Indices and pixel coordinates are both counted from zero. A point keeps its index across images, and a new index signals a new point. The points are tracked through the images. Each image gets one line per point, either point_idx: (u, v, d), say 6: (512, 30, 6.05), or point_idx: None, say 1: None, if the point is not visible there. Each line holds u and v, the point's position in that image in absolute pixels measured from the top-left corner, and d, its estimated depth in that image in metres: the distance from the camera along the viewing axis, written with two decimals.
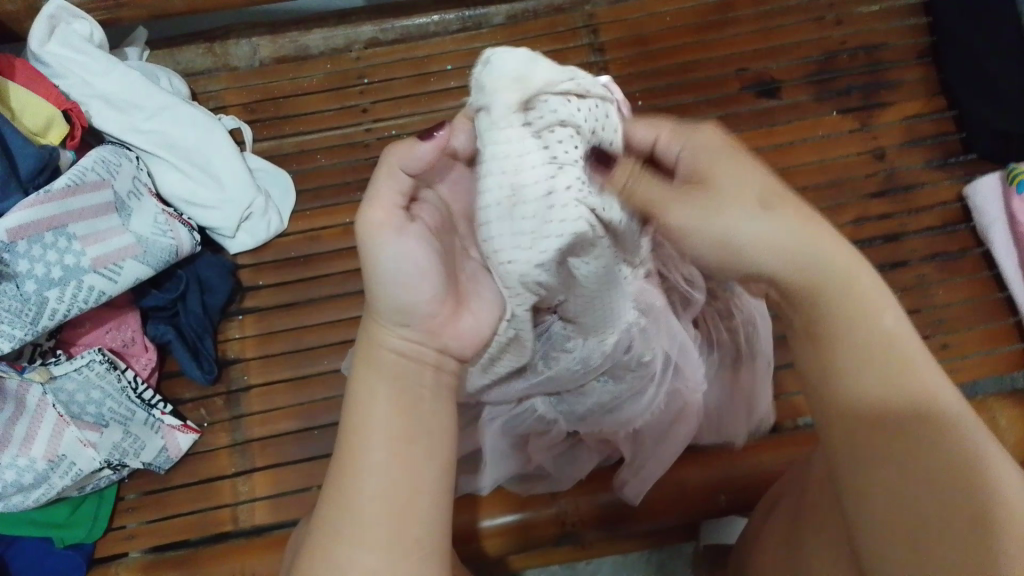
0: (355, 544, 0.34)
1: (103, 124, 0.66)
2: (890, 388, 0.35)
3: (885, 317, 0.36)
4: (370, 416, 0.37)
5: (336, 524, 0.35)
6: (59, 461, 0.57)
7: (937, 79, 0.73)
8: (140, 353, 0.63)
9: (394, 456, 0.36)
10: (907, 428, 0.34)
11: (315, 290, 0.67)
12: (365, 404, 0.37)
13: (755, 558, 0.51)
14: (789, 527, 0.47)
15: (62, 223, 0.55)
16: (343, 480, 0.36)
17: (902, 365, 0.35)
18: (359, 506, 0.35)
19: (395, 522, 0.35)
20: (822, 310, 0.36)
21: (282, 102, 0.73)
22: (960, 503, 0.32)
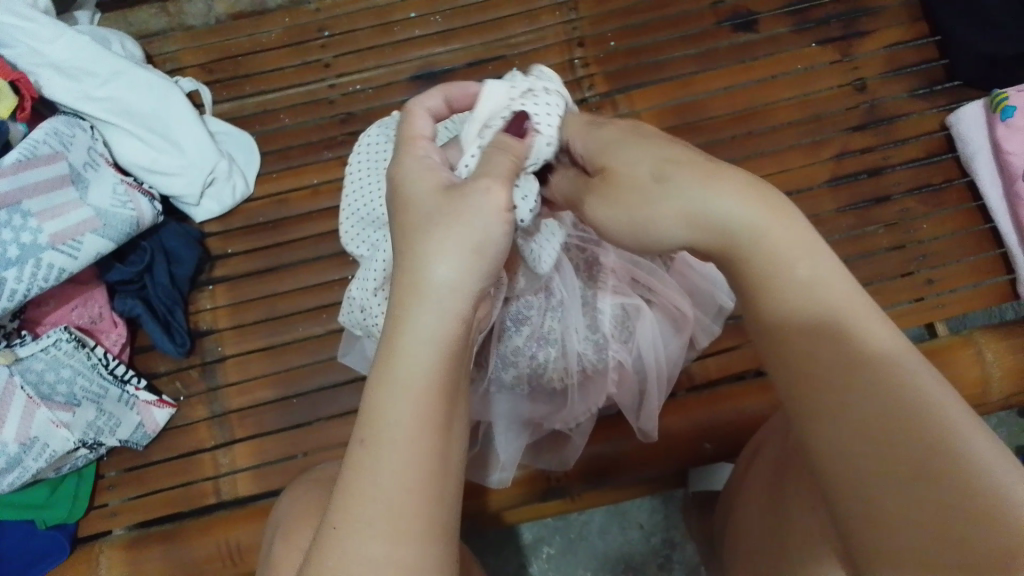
0: (364, 534, 0.29)
1: (53, 93, 0.62)
2: (854, 331, 0.31)
3: (818, 257, 0.32)
4: (388, 404, 0.30)
5: (344, 517, 0.29)
6: (32, 443, 0.55)
7: (919, 4, 0.71)
8: (110, 329, 0.62)
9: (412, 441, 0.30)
10: (871, 377, 0.30)
11: (287, 255, 0.66)
12: (385, 396, 0.30)
13: (741, 507, 0.50)
14: (776, 474, 0.46)
15: (15, 200, 0.53)
16: (355, 471, 0.30)
17: (853, 302, 0.31)
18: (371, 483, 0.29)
19: (410, 503, 0.29)
20: (757, 262, 0.32)
21: (240, 61, 0.71)
22: (934, 481, 0.28)
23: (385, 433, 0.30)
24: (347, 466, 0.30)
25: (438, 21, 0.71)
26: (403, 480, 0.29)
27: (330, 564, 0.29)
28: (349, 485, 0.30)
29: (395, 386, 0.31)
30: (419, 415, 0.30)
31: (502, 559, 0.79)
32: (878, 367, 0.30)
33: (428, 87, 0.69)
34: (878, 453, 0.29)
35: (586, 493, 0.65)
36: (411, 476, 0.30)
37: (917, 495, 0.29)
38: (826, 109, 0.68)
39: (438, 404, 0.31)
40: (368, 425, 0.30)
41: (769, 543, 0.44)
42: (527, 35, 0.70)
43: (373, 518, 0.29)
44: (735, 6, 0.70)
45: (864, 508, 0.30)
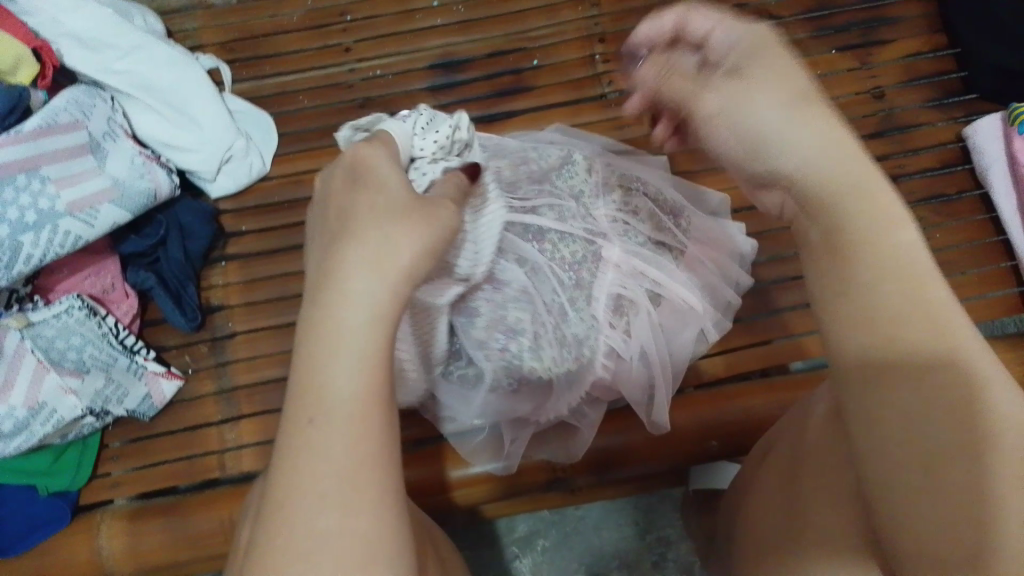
0: (311, 496, 0.27)
1: (74, 63, 0.63)
2: (914, 327, 0.31)
3: (908, 233, 0.32)
4: (335, 377, 0.28)
5: (282, 489, 0.27)
6: (40, 408, 0.56)
7: (938, 16, 0.71)
8: (121, 300, 0.62)
9: (358, 425, 0.27)
10: (907, 372, 0.30)
11: (299, 236, 0.66)
12: (325, 366, 0.28)
13: (750, 506, 0.50)
14: (787, 475, 0.46)
15: (34, 165, 0.54)
16: (290, 433, 0.28)
17: (920, 284, 0.31)
18: (322, 458, 0.27)
19: (354, 475, 0.27)
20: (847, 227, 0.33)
21: (262, 41, 0.71)
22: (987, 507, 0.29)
23: (331, 401, 0.27)
24: (290, 430, 0.28)
25: (460, 10, 0.71)
26: (347, 451, 0.27)
27: (272, 531, 0.27)
28: (297, 454, 0.27)
29: (335, 356, 0.28)
30: (362, 389, 0.28)
31: (498, 550, 0.79)
32: (922, 360, 0.30)
33: (447, 76, 0.70)
34: (912, 447, 0.30)
35: (588, 485, 0.65)
36: (359, 447, 0.27)
37: (961, 502, 0.29)
38: (842, 116, 0.69)
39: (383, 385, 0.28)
40: (303, 394, 0.28)
41: (782, 536, 0.44)
42: (547, 28, 0.71)
43: (323, 484, 0.27)
44: (756, 9, 0.71)
45: (892, 494, 0.31)
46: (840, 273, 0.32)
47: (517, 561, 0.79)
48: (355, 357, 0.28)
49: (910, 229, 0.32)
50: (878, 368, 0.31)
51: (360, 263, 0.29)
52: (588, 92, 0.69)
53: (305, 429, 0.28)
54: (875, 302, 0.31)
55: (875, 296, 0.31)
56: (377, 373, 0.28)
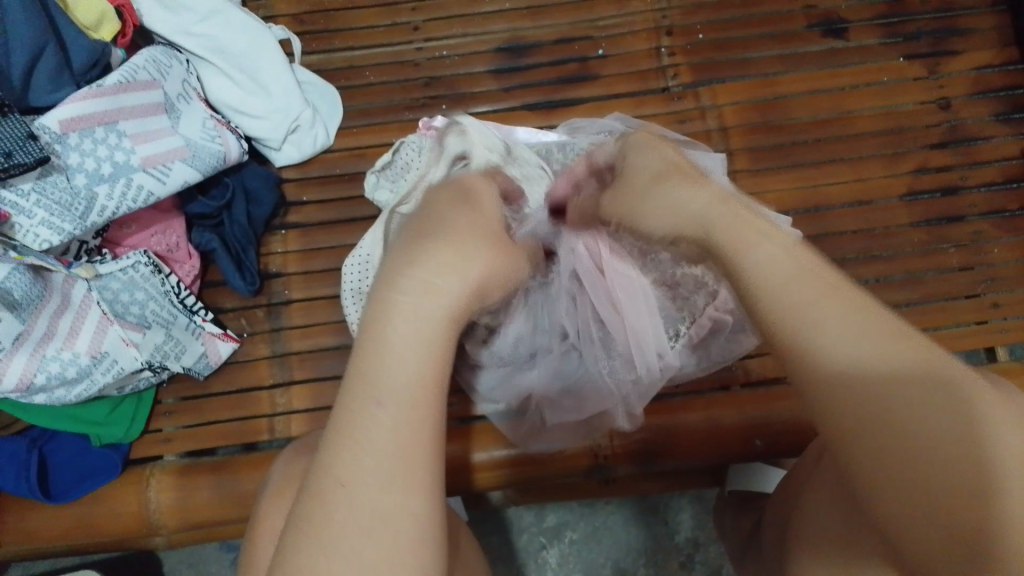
0: (364, 479, 0.28)
1: (154, 24, 0.64)
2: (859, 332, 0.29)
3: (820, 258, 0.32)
4: (387, 359, 0.29)
5: (327, 475, 0.28)
6: (102, 358, 0.57)
7: (1011, 30, 0.70)
8: (184, 260, 0.63)
9: (410, 418, 0.28)
10: (882, 391, 0.28)
11: (359, 209, 0.66)
12: (380, 343, 0.29)
13: (802, 501, 0.49)
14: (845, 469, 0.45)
15: (113, 119, 0.55)
16: (343, 416, 0.29)
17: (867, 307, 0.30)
18: (361, 451, 0.28)
19: (404, 459, 0.28)
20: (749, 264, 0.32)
21: (332, 15, 0.72)
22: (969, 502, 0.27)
23: (378, 390, 0.29)
24: (337, 413, 0.29)
25: None
26: (400, 435, 0.28)
27: (308, 517, 0.28)
28: (340, 440, 0.28)
29: (386, 348, 0.29)
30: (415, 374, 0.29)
31: (526, 537, 0.80)
32: (906, 376, 0.28)
33: (513, 61, 0.70)
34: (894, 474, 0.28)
35: (628, 475, 0.65)
36: (405, 435, 0.28)
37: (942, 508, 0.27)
38: (907, 124, 0.68)
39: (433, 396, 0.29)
40: (358, 380, 0.29)
41: (837, 530, 0.44)
42: (616, 18, 0.71)
43: (372, 469, 0.28)
44: (827, 11, 0.71)
45: (904, 501, 0.28)
46: (787, 301, 0.31)
47: (545, 549, 0.79)
48: (415, 343, 0.29)
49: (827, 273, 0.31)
50: (887, 380, 0.28)
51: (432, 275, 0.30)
52: (652, 85, 0.69)
53: (346, 420, 0.29)
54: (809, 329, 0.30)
55: (800, 327, 0.30)
56: (432, 358, 0.29)
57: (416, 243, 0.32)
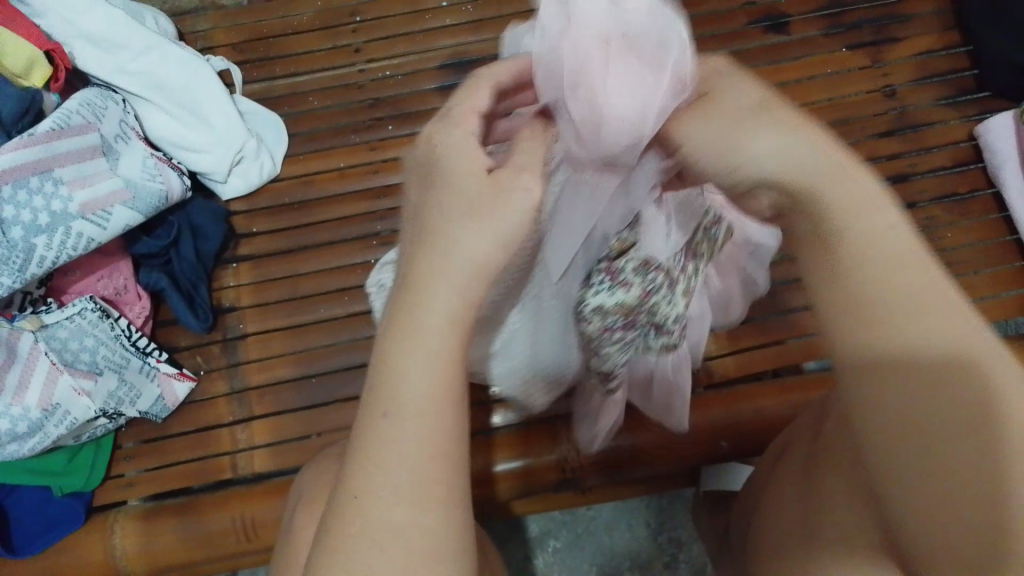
0: (376, 495, 0.27)
1: (87, 65, 0.63)
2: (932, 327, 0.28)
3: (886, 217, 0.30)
4: (406, 379, 0.28)
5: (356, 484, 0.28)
6: (53, 409, 0.56)
7: (951, 13, 0.71)
8: (134, 301, 0.62)
9: (425, 428, 0.27)
10: (944, 380, 0.28)
11: (310, 237, 0.66)
12: (400, 360, 0.28)
13: (768, 503, 0.50)
14: (807, 468, 0.46)
15: (47, 167, 0.54)
16: (361, 444, 0.28)
17: (927, 301, 0.29)
18: (388, 476, 0.27)
19: (426, 473, 0.27)
20: (846, 228, 0.30)
21: (272, 42, 0.71)
22: (979, 497, 0.27)
23: (386, 416, 0.28)
24: (358, 432, 0.28)
25: (470, 10, 0.71)
26: (424, 457, 0.27)
27: (333, 538, 0.27)
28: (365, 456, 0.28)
29: (412, 358, 0.28)
30: (430, 383, 0.28)
31: (509, 551, 0.79)
32: (927, 365, 0.28)
33: (457, 76, 0.69)
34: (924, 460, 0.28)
35: (599, 485, 0.65)
36: (430, 452, 0.27)
37: (944, 483, 0.28)
38: (854, 114, 0.68)
39: (452, 400, 0.28)
40: (372, 402, 0.28)
41: (802, 524, 0.45)
42: None
43: (391, 486, 0.27)
44: (766, 7, 0.71)
45: (912, 494, 0.29)
46: (848, 292, 0.30)
47: (528, 562, 0.79)
48: (422, 358, 0.28)
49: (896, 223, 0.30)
50: (903, 365, 0.28)
51: (434, 279, 0.29)
52: None
53: (370, 429, 0.28)
54: (881, 315, 0.29)
55: (875, 303, 0.29)
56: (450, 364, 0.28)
57: (416, 247, 0.30)
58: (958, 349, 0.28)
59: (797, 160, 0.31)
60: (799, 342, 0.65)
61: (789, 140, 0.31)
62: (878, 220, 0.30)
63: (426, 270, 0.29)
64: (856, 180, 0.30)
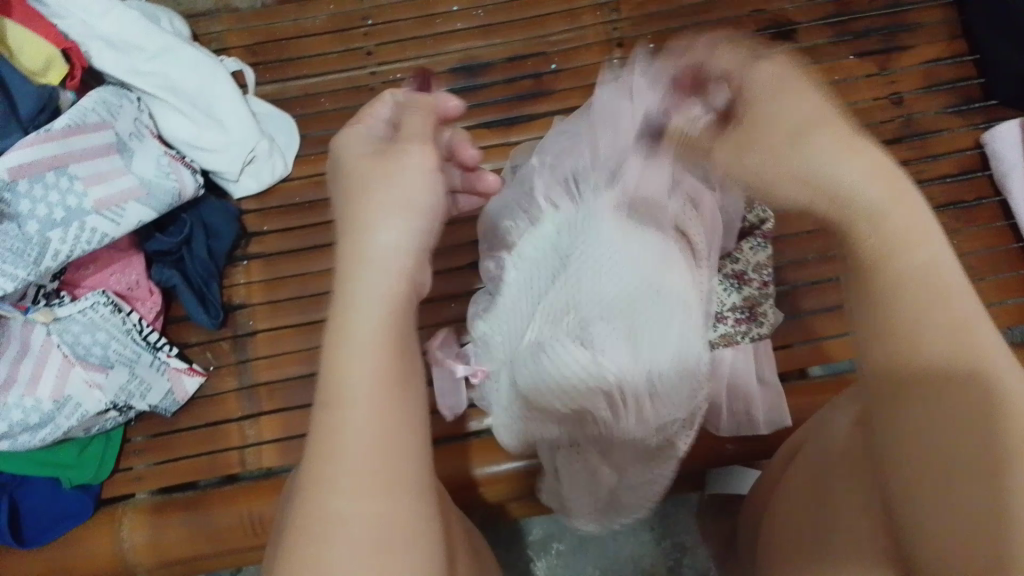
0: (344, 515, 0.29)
1: (103, 65, 0.64)
2: (951, 335, 0.31)
3: (932, 243, 0.33)
4: (355, 363, 0.30)
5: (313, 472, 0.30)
6: (65, 401, 0.57)
7: (959, 22, 0.71)
8: (146, 297, 0.63)
9: (382, 408, 0.30)
10: (942, 384, 0.31)
11: (320, 237, 0.67)
12: (347, 346, 0.31)
13: (771, 510, 0.50)
14: (810, 475, 0.47)
15: (63, 163, 0.55)
16: (318, 432, 0.30)
17: (945, 293, 0.32)
18: (342, 468, 0.29)
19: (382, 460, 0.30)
20: (878, 244, 0.33)
21: (285, 45, 0.72)
22: (978, 482, 0.30)
23: (348, 383, 0.30)
24: (314, 420, 0.30)
25: (481, 15, 0.72)
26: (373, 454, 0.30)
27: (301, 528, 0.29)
28: (321, 448, 0.30)
29: (356, 322, 0.31)
30: (374, 365, 0.30)
31: (513, 552, 0.79)
32: (956, 370, 0.31)
33: (467, 80, 0.70)
34: (935, 450, 0.30)
35: None
36: (381, 435, 0.30)
37: (944, 473, 0.30)
38: (861, 121, 0.69)
39: (394, 365, 0.31)
40: (327, 384, 0.30)
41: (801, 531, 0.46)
42: (566, 32, 0.71)
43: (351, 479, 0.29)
44: (774, 14, 0.71)
45: (919, 498, 0.31)
46: (885, 306, 0.32)
47: (533, 564, 0.79)
48: (378, 324, 0.31)
49: (934, 248, 0.33)
50: (927, 376, 0.31)
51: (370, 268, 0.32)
52: None
53: (327, 413, 0.30)
54: (902, 316, 0.32)
55: (897, 310, 0.32)
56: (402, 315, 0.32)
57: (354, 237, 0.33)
58: (977, 359, 0.31)
59: (872, 188, 0.34)
60: (805, 348, 0.65)
61: (859, 167, 0.34)
62: (923, 249, 0.33)
63: (362, 259, 0.32)
64: (909, 210, 0.33)
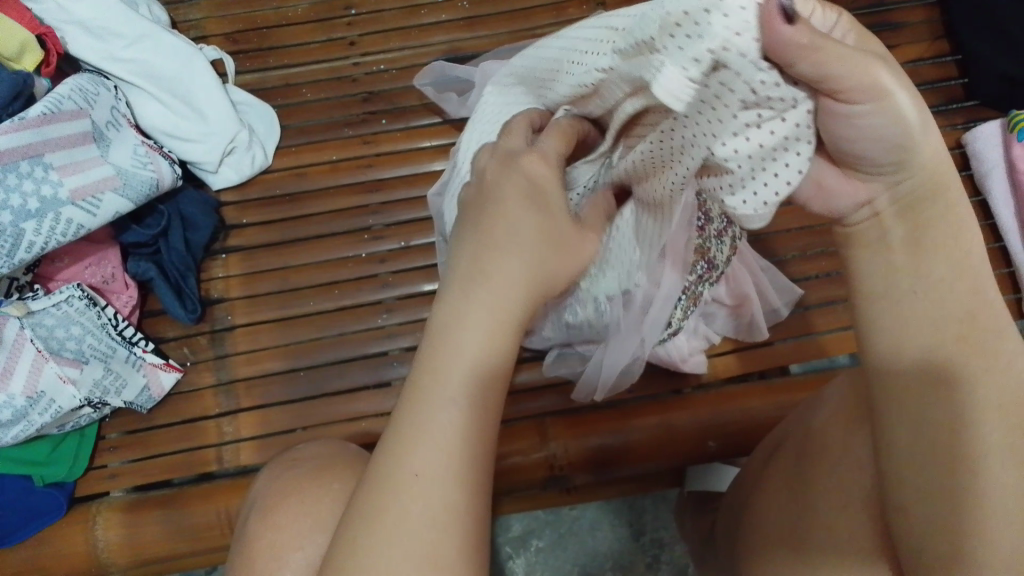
0: (432, 470, 0.29)
1: (79, 51, 0.62)
2: (936, 324, 0.33)
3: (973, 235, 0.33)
4: (432, 453, 0.29)
5: (397, 445, 0.30)
6: (38, 398, 0.56)
7: (942, 23, 0.72)
8: (121, 290, 0.62)
9: (470, 419, 0.30)
10: (933, 388, 0.33)
11: (300, 230, 0.65)
12: (408, 468, 0.29)
13: (754, 503, 0.49)
14: (799, 464, 0.45)
15: (38, 152, 0.53)
16: (407, 422, 0.30)
17: (960, 274, 0.33)
18: (426, 467, 0.29)
19: (467, 464, 0.30)
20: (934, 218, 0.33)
21: (265, 33, 0.71)
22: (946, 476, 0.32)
23: (430, 445, 0.29)
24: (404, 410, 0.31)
25: (466, 6, 0.71)
26: (465, 433, 0.30)
27: (373, 517, 0.29)
28: (411, 436, 0.30)
29: (460, 345, 0.31)
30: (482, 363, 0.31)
31: (493, 548, 0.79)
32: (939, 374, 0.33)
33: None
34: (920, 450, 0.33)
35: (585, 483, 0.64)
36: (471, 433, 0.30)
37: (921, 473, 0.33)
38: None
39: (485, 402, 0.31)
40: (406, 442, 0.30)
41: (791, 525, 0.44)
42: (553, 26, 0.71)
43: (430, 469, 0.29)
44: None
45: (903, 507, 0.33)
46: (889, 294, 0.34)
47: (511, 560, 0.78)
48: (452, 457, 0.29)
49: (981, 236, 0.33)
50: (908, 379, 0.33)
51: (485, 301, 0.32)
52: None
53: (419, 414, 0.30)
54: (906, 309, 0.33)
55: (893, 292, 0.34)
56: (508, 370, 0.32)
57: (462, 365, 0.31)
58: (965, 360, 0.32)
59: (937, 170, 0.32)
60: (791, 344, 0.64)
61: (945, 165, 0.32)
62: (972, 237, 0.33)
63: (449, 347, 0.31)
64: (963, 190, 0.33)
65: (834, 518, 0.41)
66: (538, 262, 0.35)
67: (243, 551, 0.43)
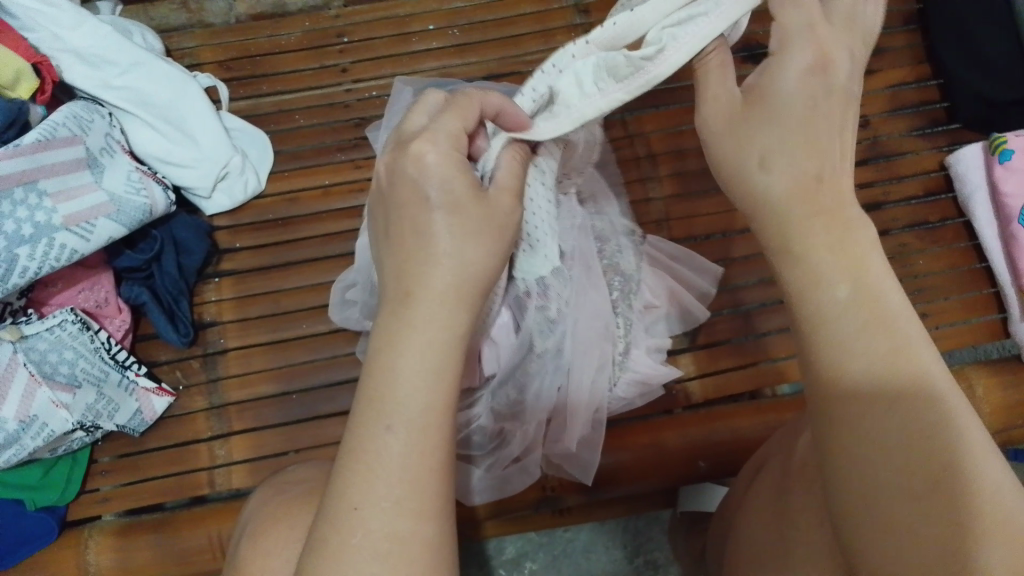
0: (376, 503, 0.30)
1: (75, 79, 0.63)
2: (870, 341, 0.33)
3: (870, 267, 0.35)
4: (381, 474, 0.30)
5: (350, 472, 0.31)
6: (31, 422, 0.56)
7: (923, 47, 0.73)
8: (114, 314, 0.62)
9: (418, 438, 0.31)
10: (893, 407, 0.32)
11: (292, 254, 0.66)
12: (363, 490, 0.30)
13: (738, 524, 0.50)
14: (780, 483, 0.46)
15: (32, 178, 0.54)
16: (359, 445, 0.31)
17: (885, 318, 0.33)
18: (378, 487, 0.30)
19: (418, 483, 0.31)
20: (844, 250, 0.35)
21: (258, 60, 0.72)
22: (935, 495, 0.31)
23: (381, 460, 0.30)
24: (354, 434, 0.32)
25: (455, 33, 0.72)
26: (416, 452, 0.31)
27: (333, 543, 0.30)
28: (359, 459, 0.31)
29: (403, 374, 0.32)
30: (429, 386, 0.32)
31: (485, 571, 0.79)
32: (896, 391, 0.32)
33: None
34: (891, 467, 0.32)
35: (576, 505, 0.64)
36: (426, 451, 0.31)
37: (897, 492, 0.32)
38: None
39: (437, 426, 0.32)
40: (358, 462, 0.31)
41: (772, 544, 0.44)
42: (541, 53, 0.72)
43: (386, 494, 0.30)
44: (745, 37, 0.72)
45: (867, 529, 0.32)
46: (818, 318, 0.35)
47: None
48: (404, 478, 0.30)
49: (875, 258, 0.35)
50: (870, 397, 0.33)
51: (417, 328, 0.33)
52: None
53: (369, 439, 0.31)
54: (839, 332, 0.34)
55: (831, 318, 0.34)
56: (443, 386, 0.32)
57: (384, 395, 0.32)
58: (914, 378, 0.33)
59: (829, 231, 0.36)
60: (770, 367, 0.65)
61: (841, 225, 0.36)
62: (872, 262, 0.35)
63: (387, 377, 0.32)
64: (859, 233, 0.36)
65: (816, 535, 0.40)
66: (467, 266, 0.34)
67: (236, 573, 0.44)
